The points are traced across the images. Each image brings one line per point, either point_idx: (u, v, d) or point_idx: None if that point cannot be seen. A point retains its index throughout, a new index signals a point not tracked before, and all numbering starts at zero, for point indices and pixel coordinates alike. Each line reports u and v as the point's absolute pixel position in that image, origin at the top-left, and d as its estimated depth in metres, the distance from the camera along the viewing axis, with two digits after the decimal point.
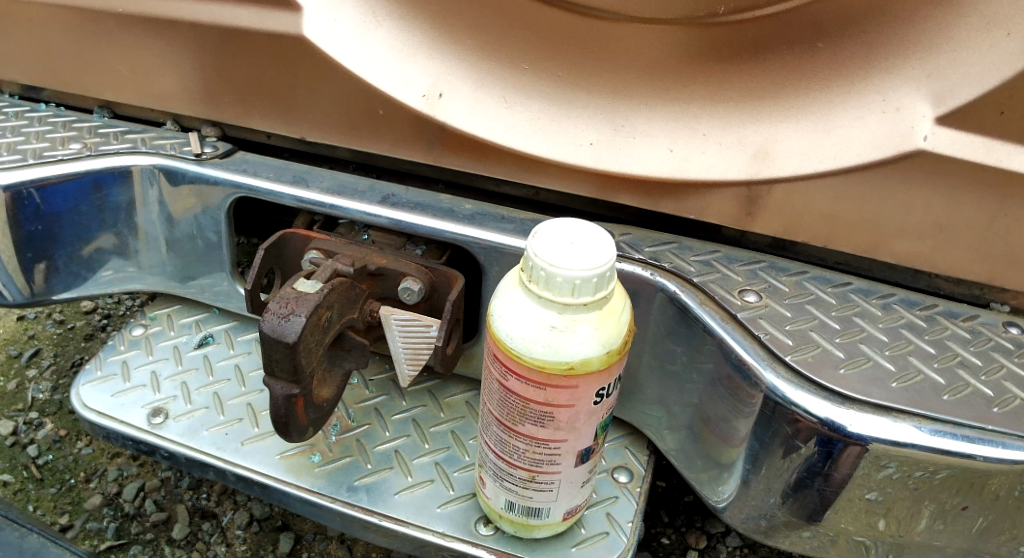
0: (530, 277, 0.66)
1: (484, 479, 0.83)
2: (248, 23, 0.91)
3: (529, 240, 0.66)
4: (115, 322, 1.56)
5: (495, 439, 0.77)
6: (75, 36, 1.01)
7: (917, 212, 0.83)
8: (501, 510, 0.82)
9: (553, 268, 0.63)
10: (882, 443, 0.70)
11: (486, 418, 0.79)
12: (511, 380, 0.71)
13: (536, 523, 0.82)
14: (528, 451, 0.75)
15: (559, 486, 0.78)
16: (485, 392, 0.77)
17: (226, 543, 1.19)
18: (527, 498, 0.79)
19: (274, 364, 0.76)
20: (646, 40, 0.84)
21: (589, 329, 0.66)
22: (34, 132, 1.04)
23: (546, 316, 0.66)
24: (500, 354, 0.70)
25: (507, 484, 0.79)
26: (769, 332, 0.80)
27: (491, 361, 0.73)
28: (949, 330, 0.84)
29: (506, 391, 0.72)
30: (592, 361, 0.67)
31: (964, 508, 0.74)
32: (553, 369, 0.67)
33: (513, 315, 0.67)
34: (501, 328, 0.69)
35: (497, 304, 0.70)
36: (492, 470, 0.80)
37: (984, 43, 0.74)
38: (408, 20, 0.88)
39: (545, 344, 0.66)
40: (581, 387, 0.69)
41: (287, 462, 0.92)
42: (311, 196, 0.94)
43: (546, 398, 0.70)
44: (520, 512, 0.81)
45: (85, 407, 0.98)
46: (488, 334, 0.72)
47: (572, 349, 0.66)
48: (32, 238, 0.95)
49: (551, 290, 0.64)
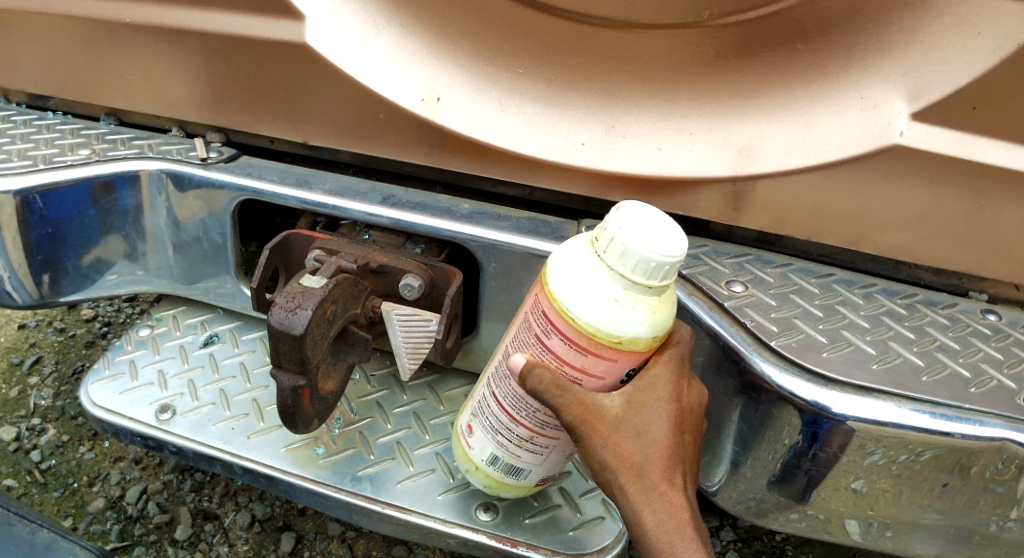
0: (606, 246, 0.69)
1: (473, 430, 0.85)
2: (255, 32, 0.94)
3: (612, 214, 0.69)
4: (115, 329, 1.58)
5: (508, 390, 0.79)
6: (85, 46, 1.04)
7: (896, 206, 0.86)
8: (479, 467, 0.86)
9: (633, 244, 0.66)
10: (864, 422, 0.74)
11: (505, 353, 0.80)
12: (553, 338, 0.73)
13: (511, 486, 0.86)
14: (540, 411, 0.78)
15: (549, 450, 0.82)
16: (513, 343, 0.78)
17: (229, 543, 1.21)
18: (513, 456, 0.83)
19: (282, 356, 0.79)
20: (634, 45, 0.88)
21: (645, 311, 0.70)
22: (44, 139, 1.08)
23: (612, 289, 0.69)
24: (549, 313, 0.73)
25: (500, 438, 0.82)
26: (755, 319, 0.84)
27: (534, 314, 0.75)
28: (928, 317, 0.87)
29: (541, 347, 0.74)
30: (640, 342, 0.71)
31: (946, 485, 0.77)
32: (604, 339, 0.70)
33: (577, 280, 0.70)
34: (562, 287, 0.71)
35: (556, 263, 0.73)
36: (486, 421, 0.83)
37: (957, 43, 0.78)
38: (408, 27, 0.92)
39: (605, 316, 0.69)
40: (620, 362, 0.73)
41: (292, 454, 0.95)
42: (314, 198, 0.97)
43: (584, 366, 0.73)
44: (500, 468, 0.84)
45: (94, 405, 1.01)
46: (541, 291, 0.74)
47: (626, 325, 0.69)
48: (40, 242, 0.98)
49: (623, 264, 0.68)
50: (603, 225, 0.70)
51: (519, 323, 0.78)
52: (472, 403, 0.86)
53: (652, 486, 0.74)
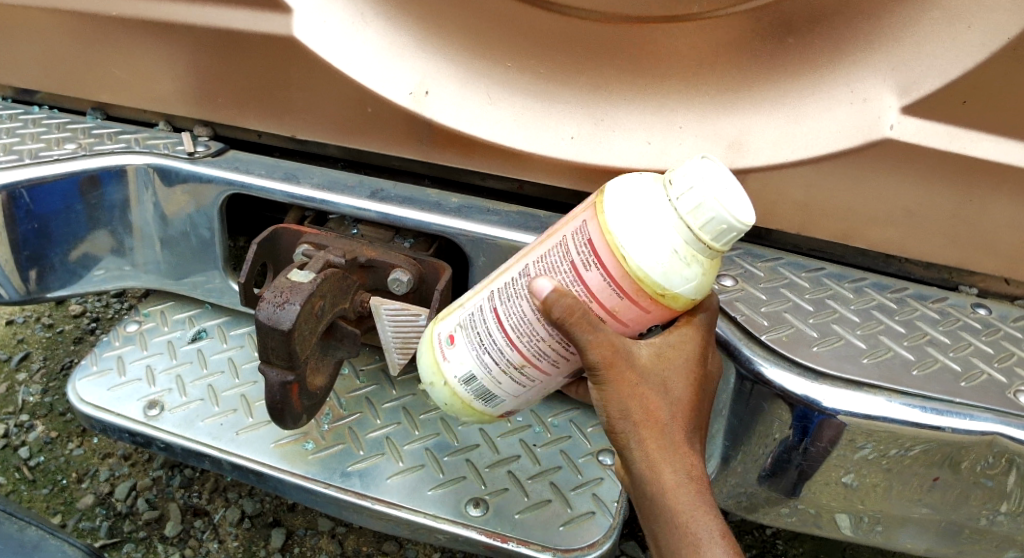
0: (682, 191, 0.67)
1: (454, 341, 0.79)
2: (243, 26, 0.94)
3: (694, 164, 0.68)
4: (104, 325, 1.57)
5: (516, 309, 0.74)
6: (70, 40, 1.03)
7: (886, 200, 0.86)
8: (445, 384, 0.80)
9: (712, 199, 0.65)
10: (854, 416, 0.74)
11: (523, 278, 0.75)
12: (591, 270, 0.70)
13: (474, 414, 0.82)
14: (544, 341, 0.74)
15: (529, 383, 0.78)
16: (537, 264, 0.74)
17: (218, 539, 1.21)
18: (493, 382, 0.78)
19: (269, 351, 0.79)
20: (624, 38, 0.87)
21: (697, 269, 0.68)
22: (30, 134, 1.07)
23: (674, 239, 0.67)
24: (597, 247, 0.70)
25: (487, 357, 0.77)
26: (745, 313, 0.84)
27: (576, 240, 0.71)
28: (919, 312, 0.87)
29: (574, 276, 0.71)
30: (679, 300, 0.70)
31: (936, 480, 0.76)
32: (647, 287, 0.68)
33: (639, 221, 0.68)
34: (621, 223, 0.68)
35: (614, 196, 0.70)
36: (476, 338, 0.77)
37: (947, 36, 0.78)
38: (397, 20, 0.91)
39: (658, 264, 0.67)
40: (651, 314, 0.71)
41: (281, 450, 0.94)
42: (302, 192, 0.97)
43: (615, 307, 0.70)
44: (474, 391, 0.79)
45: (82, 401, 1.00)
46: (591, 219, 0.71)
47: (675, 280, 0.68)
48: (26, 237, 0.97)
49: (694, 215, 0.66)
50: (680, 172, 0.69)
51: (546, 249, 0.74)
52: (457, 316, 0.80)
53: (672, 443, 0.71)
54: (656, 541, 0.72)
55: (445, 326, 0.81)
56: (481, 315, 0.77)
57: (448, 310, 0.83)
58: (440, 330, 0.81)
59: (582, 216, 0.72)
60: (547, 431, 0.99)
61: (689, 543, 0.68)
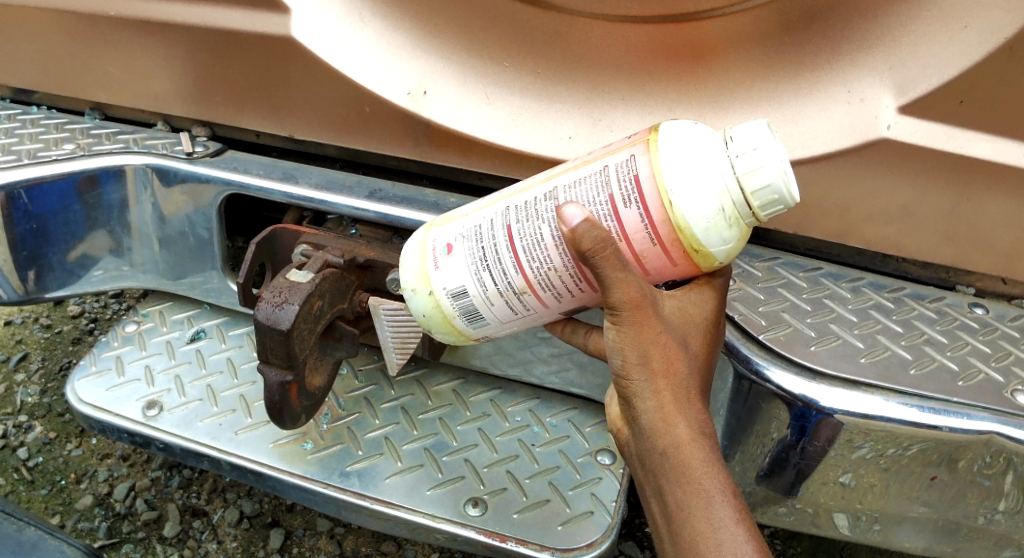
0: (744, 150, 0.65)
1: (451, 253, 0.77)
2: (240, 25, 0.94)
3: (757, 126, 0.66)
4: (102, 325, 1.57)
5: (532, 232, 0.73)
6: (68, 40, 1.03)
7: (883, 200, 0.86)
8: (430, 294, 0.79)
9: (771, 167, 0.64)
10: (852, 415, 0.74)
11: (551, 202, 0.72)
12: (629, 208, 0.68)
13: (452, 331, 0.82)
14: (551, 272, 0.73)
15: (520, 311, 0.77)
16: (571, 192, 0.72)
17: (217, 540, 1.21)
18: (485, 302, 0.77)
19: (268, 351, 0.79)
20: (622, 38, 0.87)
21: (735, 234, 0.68)
22: (28, 134, 1.07)
23: (724, 198, 0.66)
24: (643, 186, 0.68)
25: (486, 271, 0.75)
26: (743, 313, 0.84)
27: (620, 174, 0.69)
28: (916, 311, 0.87)
29: (610, 210, 0.69)
30: (711, 260, 0.69)
31: (933, 479, 0.77)
32: (684, 241, 0.68)
33: (691, 173, 0.66)
34: (673, 170, 0.67)
35: (670, 136, 0.68)
36: (479, 253, 0.76)
37: (943, 36, 0.79)
38: (395, 20, 0.91)
39: (701, 220, 0.66)
40: (678, 267, 0.70)
41: (280, 450, 0.94)
42: (300, 192, 0.97)
43: (643, 251, 0.69)
44: (461, 305, 0.78)
45: (81, 401, 1.00)
46: (642, 155, 0.69)
47: (713, 240, 0.67)
48: (24, 238, 0.97)
49: (751, 178, 0.65)
50: (742, 131, 0.66)
51: (582, 176, 0.72)
52: (462, 227, 0.78)
53: (683, 394, 0.70)
54: (660, 494, 0.70)
55: (441, 233, 0.79)
56: (489, 229, 0.76)
57: (446, 216, 0.81)
58: (439, 240, 0.79)
59: (631, 149, 0.70)
60: (546, 431, 0.99)
61: (700, 498, 0.67)
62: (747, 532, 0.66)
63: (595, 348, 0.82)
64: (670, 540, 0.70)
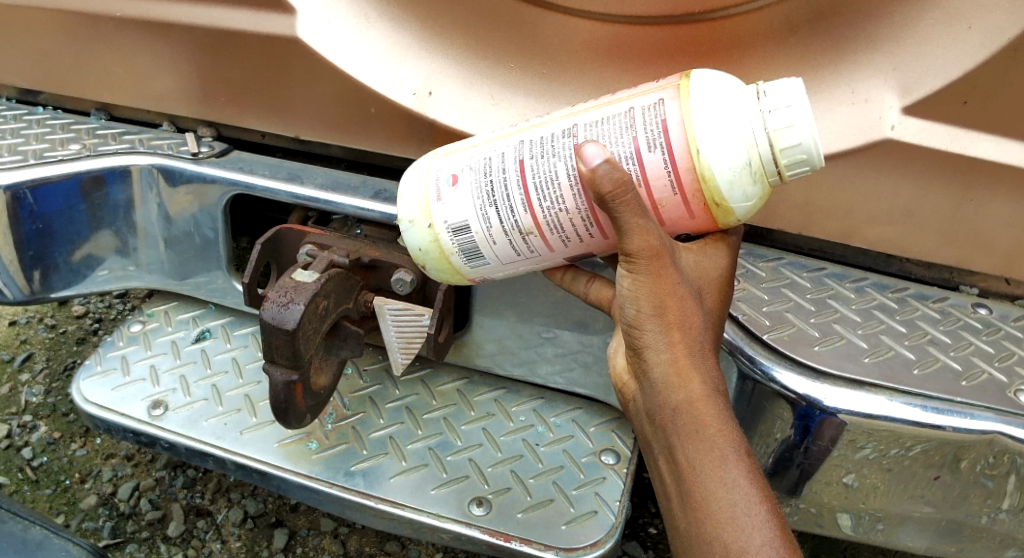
0: (778, 106, 0.66)
1: (456, 184, 0.77)
2: (245, 26, 0.94)
3: (791, 84, 0.66)
4: (106, 326, 1.57)
5: (547, 170, 0.73)
6: (74, 40, 1.04)
7: (887, 200, 0.86)
8: (429, 227, 0.79)
9: (801, 127, 0.66)
10: (856, 415, 0.74)
11: (570, 139, 0.73)
12: (654, 152, 0.69)
13: (446, 267, 0.82)
14: (561, 214, 0.73)
15: (522, 251, 0.77)
16: (594, 132, 0.72)
17: (221, 539, 1.21)
18: (487, 240, 0.77)
19: (274, 351, 0.80)
20: (626, 39, 0.88)
21: (757, 190, 0.69)
22: (34, 135, 1.07)
23: (751, 153, 0.67)
24: (670, 132, 0.68)
25: (493, 207, 0.75)
26: (747, 313, 0.84)
27: (648, 118, 0.70)
28: (919, 311, 0.88)
29: (633, 153, 0.70)
30: (729, 215, 0.71)
31: (936, 479, 0.77)
32: (706, 192, 0.69)
33: (722, 124, 0.67)
34: (704, 119, 0.67)
35: (702, 84, 0.68)
36: (488, 189, 0.75)
37: (946, 37, 0.79)
38: (400, 21, 0.92)
39: (726, 172, 0.67)
40: (696, 218, 0.72)
41: (285, 450, 0.94)
42: (305, 193, 0.97)
43: (662, 198, 0.71)
44: (461, 239, 0.78)
45: (86, 401, 1.01)
46: (672, 101, 0.69)
47: (734, 194, 0.69)
48: (30, 237, 0.98)
49: (781, 136, 0.66)
50: (776, 87, 0.67)
51: (606, 116, 0.72)
52: (470, 160, 0.77)
53: (697, 347, 0.70)
54: (670, 451, 0.70)
55: (446, 163, 0.79)
56: (500, 162, 0.75)
57: (452, 146, 0.80)
58: (443, 172, 0.78)
59: (661, 93, 0.70)
60: (549, 431, 0.99)
61: (713, 456, 0.66)
62: (759, 494, 0.65)
63: (595, 297, 0.83)
64: (678, 500, 0.69)
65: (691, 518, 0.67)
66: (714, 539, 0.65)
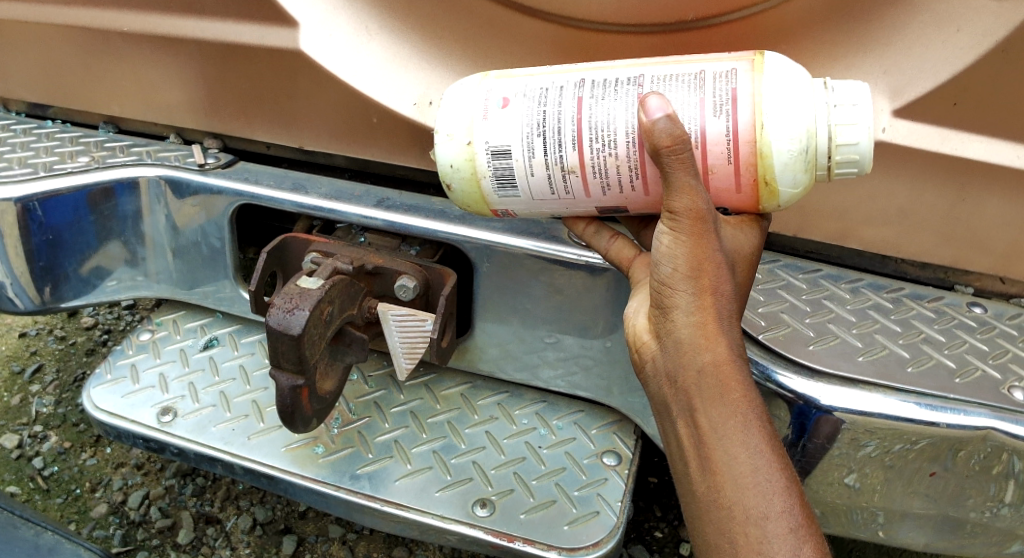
0: (843, 102, 0.70)
1: (508, 109, 0.77)
2: (250, 39, 0.96)
3: (859, 87, 0.70)
4: (115, 337, 1.59)
5: (605, 114, 0.74)
6: (84, 55, 1.07)
7: (882, 202, 0.88)
8: (468, 146, 0.78)
9: (862, 126, 0.69)
10: (849, 412, 0.76)
11: (634, 87, 0.74)
12: (718, 117, 0.71)
13: (472, 192, 0.81)
14: (608, 158, 0.75)
15: (557, 188, 0.78)
16: (663, 84, 0.73)
17: (231, 546, 1.22)
18: (525, 170, 0.78)
19: (280, 356, 0.81)
20: (623, 46, 0.89)
21: (806, 179, 0.72)
22: (44, 148, 1.10)
23: (811, 141, 0.70)
24: (739, 104, 0.70)
25: (541, 137, 0.76)
26: (745, 314, 0.86)
27: (719, 82, 0.72)
28: (914, 311, 0.89)
29: (699, 110, 0.71)
30: (773, 197, 0.73)
31: (933, 475, 0.78)
32: (760, 169, 0.71)
33: (791, 109, 0.70)
34: (776, 100, 0.70)
35: (779, 67, 0.71)
36: (541, 120, 0.76)
37: (936, 41, 0.81)
38: (402, 32, 0.94)
39: (784, 156, 0.70)
40: (742, 193, 0.74)
41: (292, 454, 0.96)
42: (310, 202, 1.00)
43: (715, 164, 0.72)
44: (501, 167, 0.78)
45: (97, 408, 1.03)
46: (746, 73, 0.71)
47: (784, 178, 0.71)
48: (40, 248, 1.00)
49: (841, 131, 0.70)
50: (843, 86, 0.71)
51: (675, 73, 0.74)
52: (527, 90, 0.78)
53: (724, 313, 0.70)
54: (690, 413, 0.69)
55: (499, 86, 0.79)
56: (558, 95, 0.76)
57: (505, 72, 0.81)
58: (496, 96, 0.78)
59: (735, 63, 0.72)
60: (552, 433, 1.00)
61: (736, 421, 0.67)
62: (779, 462, 0.66)
63: (614, 254, 0.84)
64: (696, 464, 0.69)
65: (709, 483, 0.68)
66: (733, 503, 0.66)
